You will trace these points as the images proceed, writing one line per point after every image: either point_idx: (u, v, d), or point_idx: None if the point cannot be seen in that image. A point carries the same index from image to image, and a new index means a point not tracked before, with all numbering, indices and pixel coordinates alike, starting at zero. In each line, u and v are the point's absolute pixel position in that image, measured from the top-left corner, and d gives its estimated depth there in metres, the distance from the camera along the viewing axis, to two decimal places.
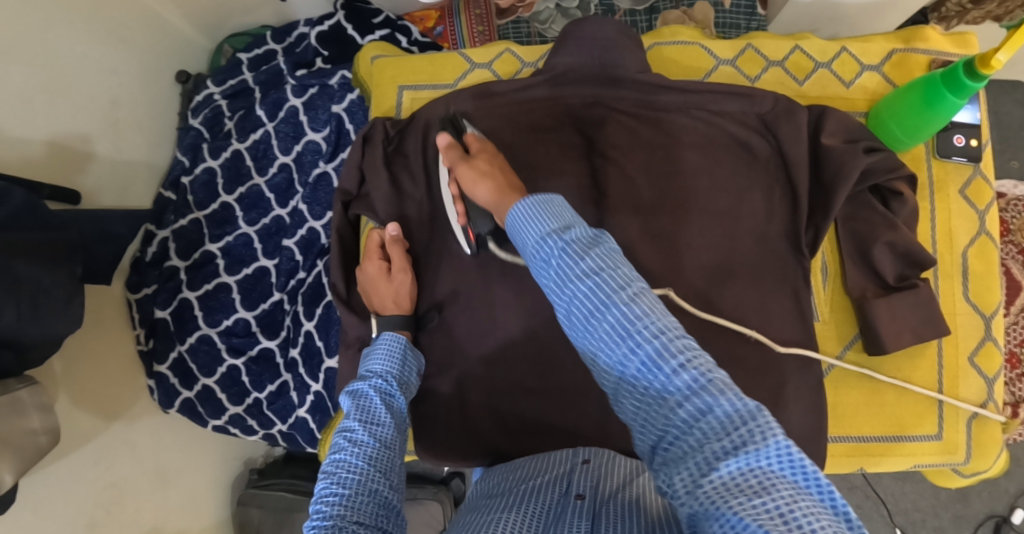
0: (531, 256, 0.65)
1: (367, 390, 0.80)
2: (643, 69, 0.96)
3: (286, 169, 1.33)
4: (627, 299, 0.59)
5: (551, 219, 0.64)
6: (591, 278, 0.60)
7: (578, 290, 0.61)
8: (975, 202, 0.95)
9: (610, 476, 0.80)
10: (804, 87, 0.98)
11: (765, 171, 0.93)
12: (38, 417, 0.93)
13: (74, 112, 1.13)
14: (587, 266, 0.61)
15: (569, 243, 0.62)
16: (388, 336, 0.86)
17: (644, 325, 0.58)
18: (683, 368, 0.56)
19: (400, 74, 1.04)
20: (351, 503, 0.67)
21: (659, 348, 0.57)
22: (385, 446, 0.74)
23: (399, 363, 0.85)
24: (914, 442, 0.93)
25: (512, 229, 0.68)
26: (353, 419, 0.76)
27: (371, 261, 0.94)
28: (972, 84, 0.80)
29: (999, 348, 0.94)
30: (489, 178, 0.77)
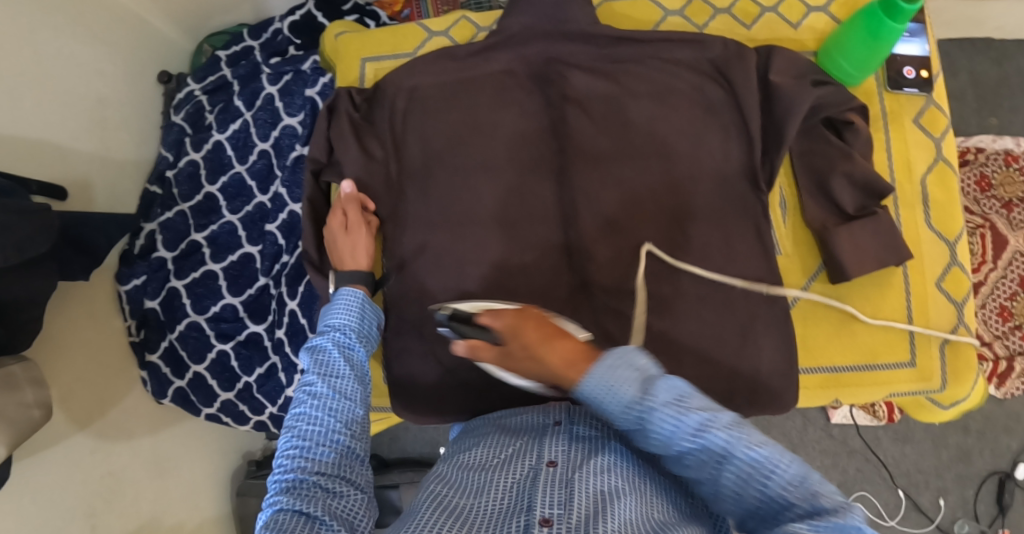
0: (623, 421, 0.68)
1: (326, 345, 0.80)
2: (594, 22, 0.99)
3: (266, 155, 1.36)
4: (742, 448, 0.63)
5: (632, 384, 0.67)
6: (697, 435, 0.64)
7: (687, 447, 0.65)
8: (930, 131, 0.97)
9: (581, 442, 0.82)
10: (753, 32, 1.01)
11: (720, 113, 0.95)
12: (32, 392, 0.96)
13: (59, 109, 1.16)
14: (691, 425, 0.64)
15: (660, 402, 0.66)
16: (347, 291, 0.87)
17: (762, 462, 0.62)
18: (798, 488, 0.60)
19: (364, 47, 1.08)
20: (311, 451, 0.69)
21: (777, 480, 0.61)
22: (346, 397, 0.75)
23: (358, 315, 0.86)
24: (888, 370, 0.94)
25: (588, 400, 0.70)
26: (312, 373, 0.77)
27: (332, 217, 0.95)
28: (909, 8, 0.83)
29: (965, 273, 0.95)
30: (534, 360, 0.72)
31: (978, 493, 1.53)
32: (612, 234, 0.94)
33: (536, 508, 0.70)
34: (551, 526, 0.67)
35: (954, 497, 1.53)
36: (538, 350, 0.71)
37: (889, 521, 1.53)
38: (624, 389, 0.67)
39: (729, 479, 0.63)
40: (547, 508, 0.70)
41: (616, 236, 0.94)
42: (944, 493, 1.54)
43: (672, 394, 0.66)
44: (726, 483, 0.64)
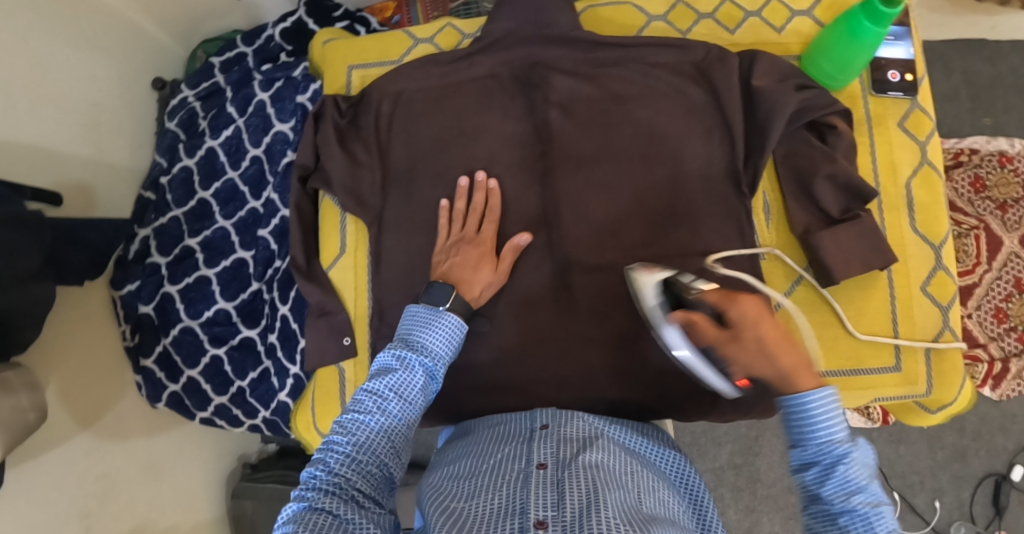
0: (807, 452, 0.68)
1: (415, 365, 0.78)
2: (577, 26, 0.99)
3: (258, 161, 1.37)
4: None
5: (843, 427, 0.66)
6: (863, 510, 0.63)
7: (842, 511, 0.64)
8: (914, 134, 0.97)
9: (568, 442, 0.83)
10: (737, 36, 1.01)
11: (702, 117, 0.96)
12: (26, 396, 0.97)
13: (53, 115, 1.18)
14: (866, 496, 0.63)
15: (857, 459, 0.65)
16: (453, 323, 0.81)
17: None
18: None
19: (351, 54, 1.09)
20: (360, 468, 0.69)
21: None
22: (407, 423, 0.75)
23: (452, 351, 0.82)
24: (872, 374, 0.94)
25: (790, 409, 0.69)
26: (386, 385, 0.75)
27: (480, 249, 0.92)
28: (890, 12, 0.84)
29: (951, 276, 0.95)
30: (765, 354, 0.70)
31: (974, 494, 1.53)
32: (595, 237, 0.95)
33: (530, 510, 0.71)
34: (545, 528, 0.69)
35: (950, 499, 1.53)
36: (772, 347, 0.69)
37: None
38: (835, 426, 0.66)
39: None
40: (541, 509, 0.71)
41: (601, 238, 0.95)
42: (940, 495, 1.53)
43: (866, 461, 0.65)
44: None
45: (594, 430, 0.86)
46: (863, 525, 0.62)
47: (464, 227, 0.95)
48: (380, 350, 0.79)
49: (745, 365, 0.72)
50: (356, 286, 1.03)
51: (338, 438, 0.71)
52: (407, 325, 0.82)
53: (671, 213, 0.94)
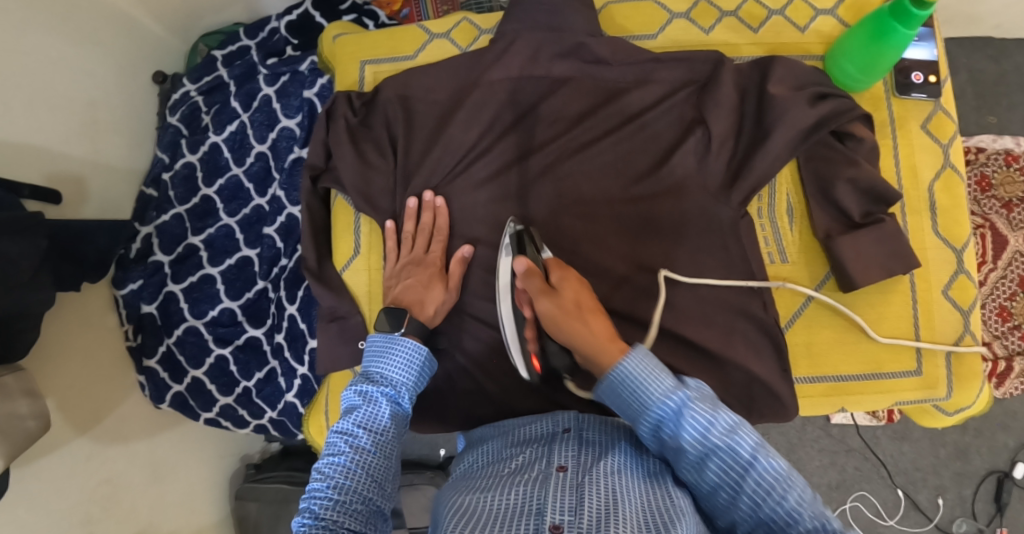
0: (656, 418, 0.74)
1: (378, 398, 0.79)
2: (592, 31, 0.98)
3: (263, 157, 1.35)
4: (762, 454, 0.68)
5: (667, 380, 0.74)
6: (721, 438, 0.70)
7: (710, 450, 0.70)
8: (937, 137, 0.97)
9: (590, 447, 0.81)
10: (759, 35, 1.00)
11: (724, 119, 0.94)
12: (26, 403, 0.94)
13: (50, 112, 1.14)
14: (718, 424, 0.70)
15: (693, 398, 0.72)
16: (409, 348, 0.82)
17: (775, 475, 0.67)
18: (810, 505, 0.65)
19: (362, 49, 1.07)
20: (345, 508, 0.69)
21: (792, 493, 0.66)
22: (383, 453, 0.75)
23: (415, 375, 0.83)
24: (893, 379, 0.93)
25: (620, 389, 0.76)
26: (355, 422, 0.76)
27: (428, 269, 0.94)
28: (920, 13, 0.82)
29: (972, 280, 0.95)
30: (581, 318, 0.82)
31: (976, 492, 1.54)
32: (613, 240, 0.95)
33: (546, 513, 0.68)
34: (562, 532, 0.66)
35: (952, 496, 1.54)
36: (588, 312, 0.82)
37: (887, 520, 1.54)
38: (659, 383, 0.74)
39: (745, 487, 0.68)
40: (558, 513, 0.68)
41: (619, 241, 0.95)
42: (942, 492, 1.55)
43: (700, 395, 0.74)
44: (744, 492, 0.68)
45: (620, 435, 0.85)
46: (724, 454, 0.69)
47: (413, 248, 0.97)
48: (344, 389, 0.81)
49: (556, 324, 0.83)
50: (370, 289, 1.02)
51: (319, 481, 0.72)
52: (367, 361, 0.84)
53: (691, 216, 0.94)
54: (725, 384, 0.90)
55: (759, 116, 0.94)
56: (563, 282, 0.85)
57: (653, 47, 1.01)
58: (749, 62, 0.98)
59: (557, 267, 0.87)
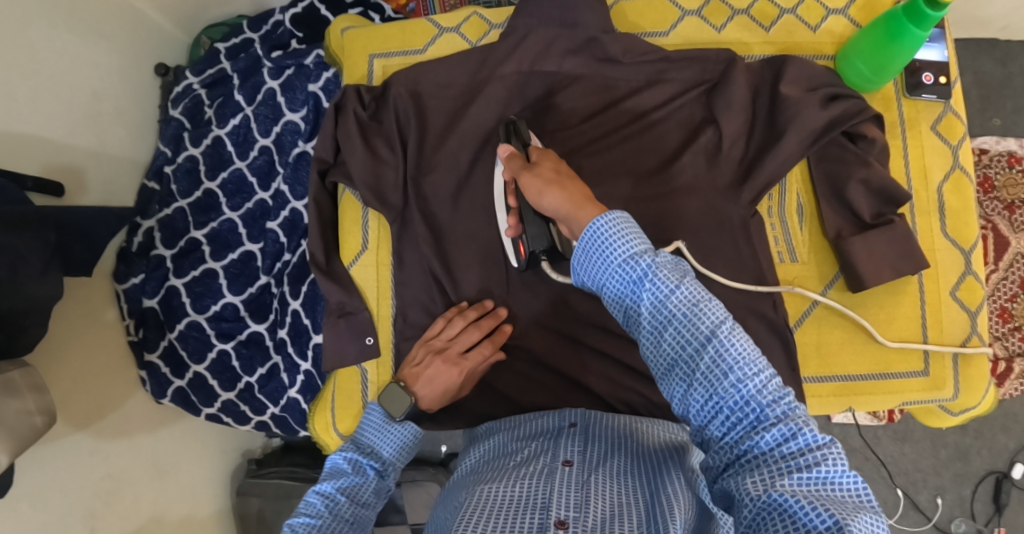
0: (617, 281, 0.65)
1: (366, 469, 0.79)
2: (606, 27, 0.96)
3: (267, 152, 1.34)
4: (728, 335, 0.60)
5: (636, 240, 0.65)
6: (684, 312, 0.62)
7: (670, 325, 0.63)
8: (947, 138, 0.97)
9: (596, 442, 0.81)
10: (771, 33, 1.00)
11: (736, 117, 0.94)
12: (33, 399, 0.93)
13: (53, 103, 1.13)
14: (682, 296, 0.62)
15: (661, 264, 0.64)
16: (406, 432, 0.82)
17: (740, 357, 0.60)
18: (775, 395, 0.59)
19: (371, 43, 1.06)
20: None
21: (754, 379, 0.59)
22: (356, 522, 0.75)
23: (405, 453, 0.83)
24: (900, 379, 0.93)
25: (585, 247, 0.67)
26: (337, 486, 0.77)
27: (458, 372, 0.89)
28: (934, 14, 0.83)
29: (979, 282, 0.95)
30: (557, 185, 0.73)
31: (975, 492, 1.55)
32: None
33: (552, 507, 0.67)
34: (567, 529, 0.65)
35: (952, 496, 1.55)
36: (566, 180, 0.74)
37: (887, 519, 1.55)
38: (626, 244, 0.65)
39: (705, 367, 0.61)
40: (564, 509, 0.67)
41: None
42: (942, 492, 1.55)
43: (669, 263, 0.65)
44: (701, 376, 0.61)
45: (625, 430, 0.85)
46: (684, 327, 0.62)
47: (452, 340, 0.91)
48: (332, 450, 0.81)
49: (535, 195, 0.76)
50: (378, 285, 1.02)
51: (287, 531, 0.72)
52: (360, 429, 0.84)
53: (703, 215, 0.93)
54: None
55: (770, 116, 0.94)
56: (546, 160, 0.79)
57: (665, 44, 1.01)
58: (761, 61, 0.98)
59: (545, 152, 0.81)
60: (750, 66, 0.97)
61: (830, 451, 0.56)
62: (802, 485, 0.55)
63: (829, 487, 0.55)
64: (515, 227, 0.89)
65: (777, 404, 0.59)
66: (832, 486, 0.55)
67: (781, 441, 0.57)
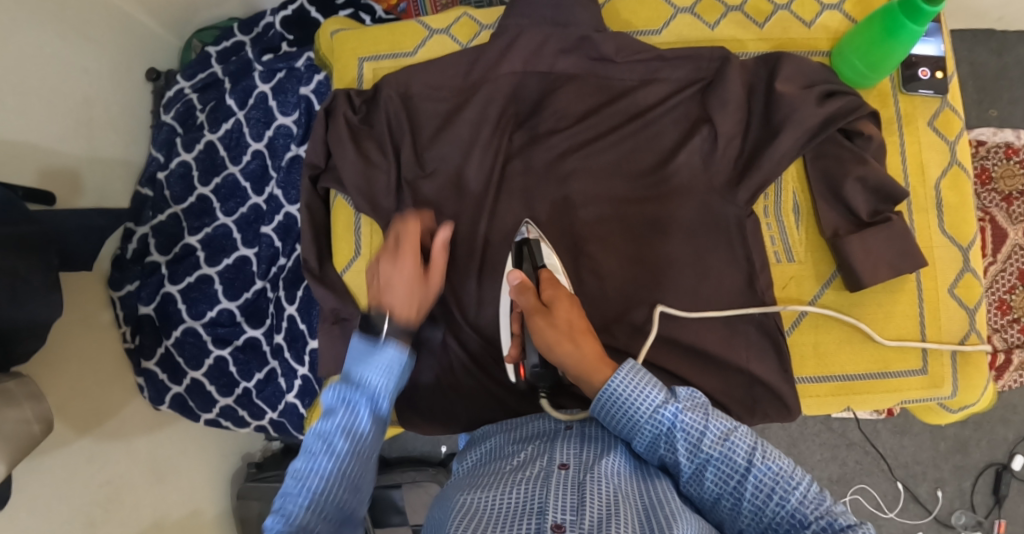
0: (650, 431, 0.74)
1: (358, 406, 0.70)
2: (599, 25, 0.96)
3: (260, 156, 1.33)
4: (762, 458, 0.69)
5: (658, 390, 0.74)
6: (718, 446, 0.70)
7: (709, 459, 0.71)
8: (944, 134, 0.96)
9: (592, 442, 0.80)
10: (765, 30, 0.99)
11: (731, 116, 0.93)
12: (30, 407, 0.93)
13: (43, 109, 1.12)
14: (713, 433, 0.71)
15: (684, 406, 0.73)
16: (395, 358, 0.72)
17: (778, 476, 0.68)
18: (815, 503, 0.66)
19: (361, 46, 1.05)
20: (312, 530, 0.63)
21: (793, 490, 0.67)
22: (360, 462, 0.68)
23: (399, 376, 0.75)
24: (898, 378, 0.93)
25: (612, 402, 0.75)
26: (332, 434, 0.67)
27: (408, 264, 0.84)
28: (930, 9, 0.82)
29: (978, 279, 0.94)
30: (570, 340, 0.78)
31: (975, 484, 1.55)
32: (619, 240, 0.94)
33: (548, 511, 0.66)
34: (564, 531, 0.63)
35: (951, 488, 1.55)
36: (580, 333, 0.79)
37: (887, 512, 1.55)
38: (652, 395, 0.73)
39: (749, 493, 0.69)
40: (560, 511, 0.66)
41: (624, 241, 0.94)
42: (942, 484, 1.55)
43: (691, 402, 0.74)
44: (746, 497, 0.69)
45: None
46: (722, 462, 0.70)
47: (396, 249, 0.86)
48: (325, 387, 0.71)
49: (547, 345, 0.79)
50: None
51: (288, 492, 0.65)
52: (351, 365, 0.74)
53: (695, 216, 0.93)
54: (728, 383, 0.90)
55: (765, 114, 0.94)
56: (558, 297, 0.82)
57: (658, 43, 1.00)
58: (755, 59, 0.97)
59: (554, 281, 0.84)
60: (745, 64, 0.96)
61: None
62: None
63: None
64: (516, 350, 0.88)
65: (815, 508, 0.67)
66: None
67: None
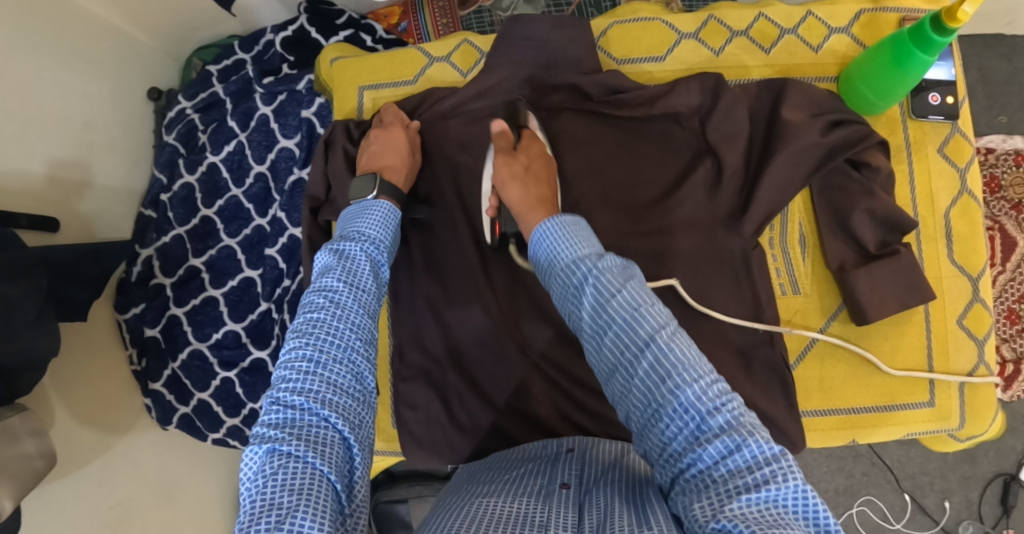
0: (564, 281, 0.68)
1: (356, 254, 0.77)
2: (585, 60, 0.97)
3: (263, 178, 1.33)
4: (668, 339, 0.60)
5: (583, 247, 0.68)
6: (624, 314, 0.62)
7: (612, 327, 0.62)
8: (954, 161, 0.95)
9: (591, 466, 0.80)
10: (771, 56, 0.98)
11: (734, 149, 0.92)
12: (33, 442, 0.94)
13: (43, 139, 1.11)
14: (622, 300, 0.62)
15: (604, 268, 0.65)
16: (389, 208, 0.84)
17: (681, 361, 0.59)
18: (714, 400, 0.57)
19: (360, 75, 1.06)
20: (329, 366, 0.65)
21: (693, 383, 0.58)
22: (368, 314, 0.72)
23: (390, 232, 0.84)
24: (906, 410, 0.92)
25: (540, 245, 0.72)
26: (334, 277, 0.73)
27: (398, 134, 0.96)
28: (941, 40, 0.80)
29: (988, 309, 0.93)
30: (521, 185, 0.82)
31: (983, 494, 1.52)
32: None
33: (550, 528, 0.65)
34: None
35: (959, 498, 1.52)
36: (531, 180, 0.82)
37: (894, 523, 1.53)
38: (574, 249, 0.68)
39: (644, 371, 0.60)
40: (563, 529, 0.65)
41: None
42: (949, 495, 1.53)
43: (616, 269, 0.66)
44: (639, 378, 0.60)
45: (622, 452, 0.83)
46: (624, 329, 0.61)
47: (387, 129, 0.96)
48: (317, 250, 0.77)
49: (500, 182, 0.84)
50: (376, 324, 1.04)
51: (292, 347, 0.67)
52: (343, 224, 0.83)
53: (695, 249, 0.92)
54: None
55: (765, 143, 0.92)
56: (529, 156, 0.86)
57: (661, 70, 1.00)
58: (758, 85, 0.96)
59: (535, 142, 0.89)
60: (746, 92, 0.95)
61: (793, 477, 0.53)
62: (749, 507, 0.52)
63: (779, 509, 0.52)
64: (494, 206, 0.90)
65: (718, 412, 0.57)
66: (782, 508, 0.52)
67: (723, 450, 0.55)
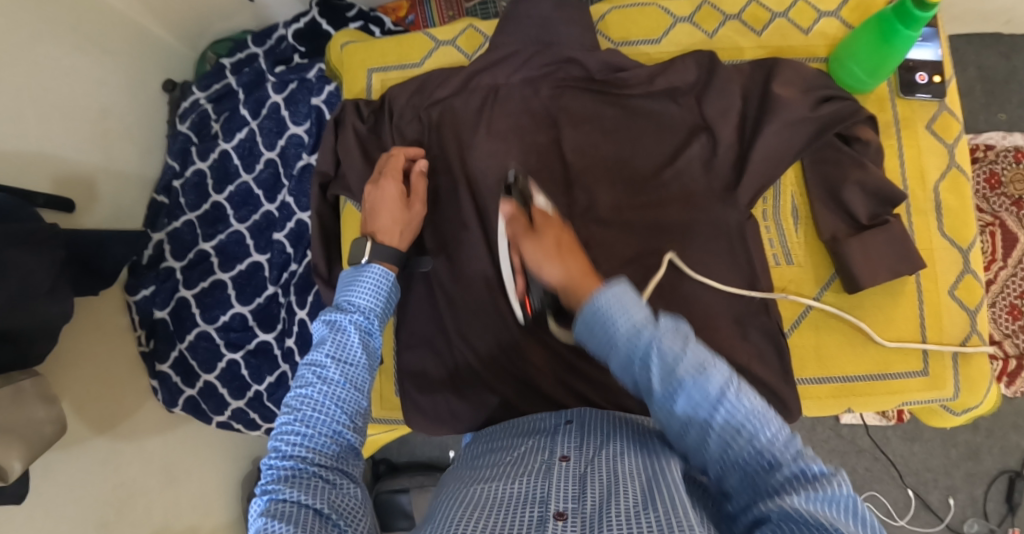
0: (620, 350, 0.64)
1: (347, 325, 0.76)
2: (583, 43, 1.01)
3: (272, 164, 1.37)
4: (737, 393, 0.59)
5: (635, 311, 0.63)
6: (694, 377, 0.60)
7: (682, 392, 0.61)
8: (942, 137, 0.97)
9: (593, 434, 0.80)
10: (763, 37, 1.02)
11: (727, 125, 0.95)
12: (43, 408, 0.95)
13: (62, 123, 1.16)
14: (690, 362, 0.60)
15: (661, 332, 0.63)
16: (381, 273, 0.82)
17: (752, 413, 0.59)
18: (787, 445, 0.58)
19: (370, 58, 1.11)
20: (314, 441, 0.67)
21: (766, 432, 0.58)
22: (356, 387, 0.72)
23: (384, 300, 0.81)
24: (900, 379, 0.93)
25: (587, 317, 0.66)
26: (324, 352, 0.73)
27: (394, 185, 0.94)
28: (924, 15, 0.82)
29: (978, 280, 0.94)
30: (559, 261, 0.71)
31: (988, 491, 1.50)
32: (619, 242, 0.96)
33: (551, 500, 0.66)
34: (566, 519, 0.64)
35: (963, 495, 1.51)
36: (566, 253, 0.71)
37: (898, 520, 1.51)
38: (626, 315, 0.63)
39: (719, 430, 0.60)
40: (563, 499, 0.67)
41: (628, 247, 0.95)
42: (953, 492, 1.51)
43: (672, 330, 0.64)
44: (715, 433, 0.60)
45: (620, 420, 0.84)
46: (694, 393, 0.60)
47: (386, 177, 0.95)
48: (312, 320, 0.78)
49: (534, 265, 0.72)
50: None
51: (283, 422, 0.69)
52: (338, 291, 0.82)
53: (691, 222, 0.95)
54: None
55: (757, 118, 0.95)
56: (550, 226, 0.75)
57: (657, 52, 1.04)
58: (750, 65, 0.99)
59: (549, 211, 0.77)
60: (739, 71, 0.98)
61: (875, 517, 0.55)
62: None
63: None
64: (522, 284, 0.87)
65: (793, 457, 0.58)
66: None
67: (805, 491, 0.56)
